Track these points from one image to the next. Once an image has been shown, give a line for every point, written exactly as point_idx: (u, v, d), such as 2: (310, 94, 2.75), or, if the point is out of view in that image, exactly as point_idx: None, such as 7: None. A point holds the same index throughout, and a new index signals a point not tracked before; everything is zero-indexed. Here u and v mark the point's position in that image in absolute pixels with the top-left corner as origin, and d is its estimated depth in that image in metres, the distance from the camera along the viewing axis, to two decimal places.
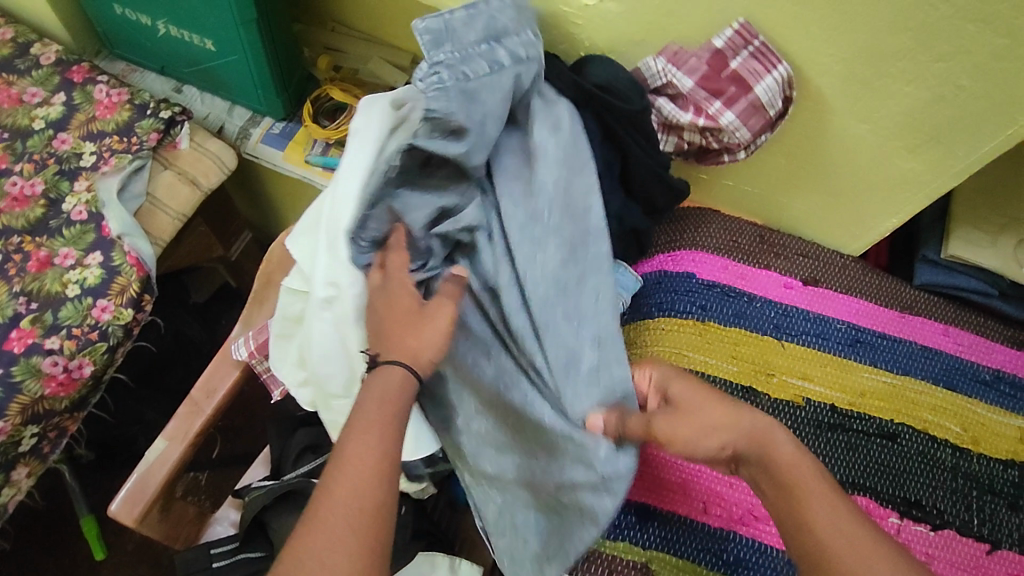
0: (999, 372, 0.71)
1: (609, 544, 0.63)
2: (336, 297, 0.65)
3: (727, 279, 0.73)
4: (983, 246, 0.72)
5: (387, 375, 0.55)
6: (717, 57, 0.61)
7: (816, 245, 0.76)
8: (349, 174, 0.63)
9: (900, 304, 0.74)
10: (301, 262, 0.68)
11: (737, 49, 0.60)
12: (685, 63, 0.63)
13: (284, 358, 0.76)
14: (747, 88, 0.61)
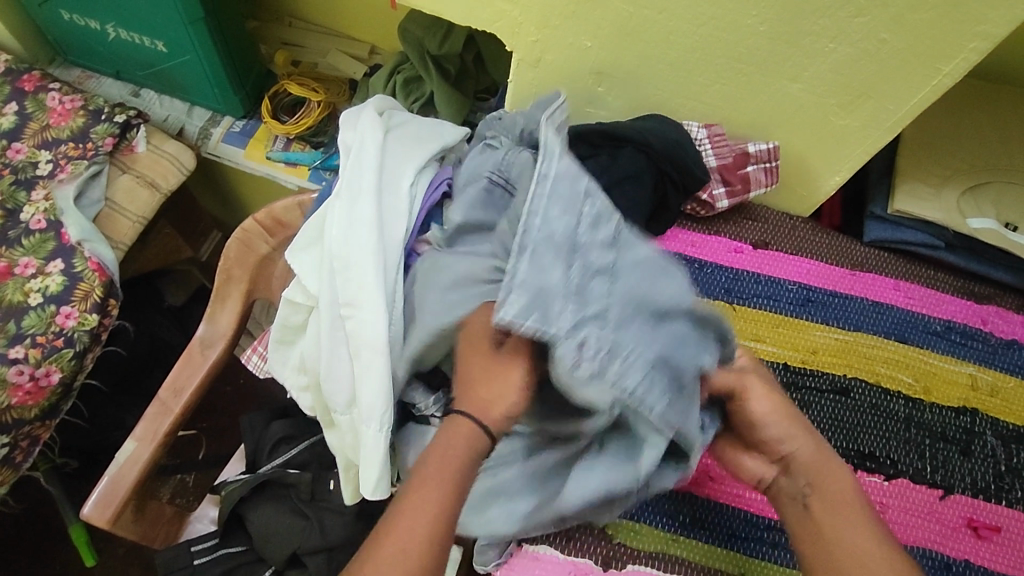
0: (949, 322, 0.73)
1: None
2: (344, 312, 0.64)
3: (678, 248, 0.73)
4: (928, 198, 0.72)
5: (458, 424, 0.56)
6: (741, 156, 0.69)
7: (765, 208, 0.76)
8: (354, 197, 0.64)
9: (850, 261, 0.75)
10: (304, 275, 0.67)
11: (759, 156, 0.69)
12: (720, 146, 0.69)
13: (285, 363, 0.75)
14: (746, 189, 0.70)
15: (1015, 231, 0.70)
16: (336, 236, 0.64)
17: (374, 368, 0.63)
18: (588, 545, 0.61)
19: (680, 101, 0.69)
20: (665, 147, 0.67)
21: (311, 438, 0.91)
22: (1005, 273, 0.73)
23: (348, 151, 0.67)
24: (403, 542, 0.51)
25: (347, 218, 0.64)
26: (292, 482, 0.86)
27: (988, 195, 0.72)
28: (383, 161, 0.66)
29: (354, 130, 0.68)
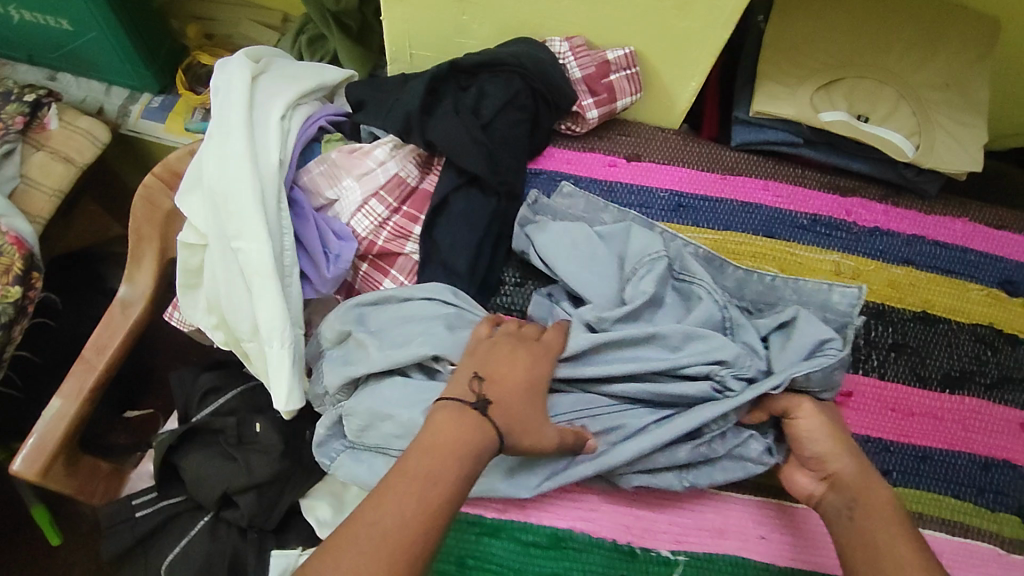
0: (815, 216, 0.77)
1: None
2: (234, 243, 0.67)
3: (554, 166, 0.76)
4: (785, 97, 0.74)
5: (467, 420, 0.54)
6: (603, 65, 0.71)
7: (637, 123, 0.80)
8: (226, 133, 0.67)
9: (721, 166, 0.79)
10: (194, 216, 0.70)
11: (619, 64, 0.72)
12: (581, 57, 0.72)
13: (193, 308, 0.78)
14: (613, 96, 0.73)
15: (866, 122, 0.74)
16: (215, 172, 0.67)
17: (268, 294, 0.67)
18: None
19: (536, 23, 0.72)
20: (530, 68, 0.68)
21: (239, 387, 0.96)
22: (863, 164, 0.78)
23: (217, 92, 0.69)
24: (382, 523, 0.48)
25: (223, 153, 0.67)
26: (219, 428, 0.91)
27: (842, 89, 0.75)
28: (252, 97, 0.69)
29: (223, 73, 0.71)
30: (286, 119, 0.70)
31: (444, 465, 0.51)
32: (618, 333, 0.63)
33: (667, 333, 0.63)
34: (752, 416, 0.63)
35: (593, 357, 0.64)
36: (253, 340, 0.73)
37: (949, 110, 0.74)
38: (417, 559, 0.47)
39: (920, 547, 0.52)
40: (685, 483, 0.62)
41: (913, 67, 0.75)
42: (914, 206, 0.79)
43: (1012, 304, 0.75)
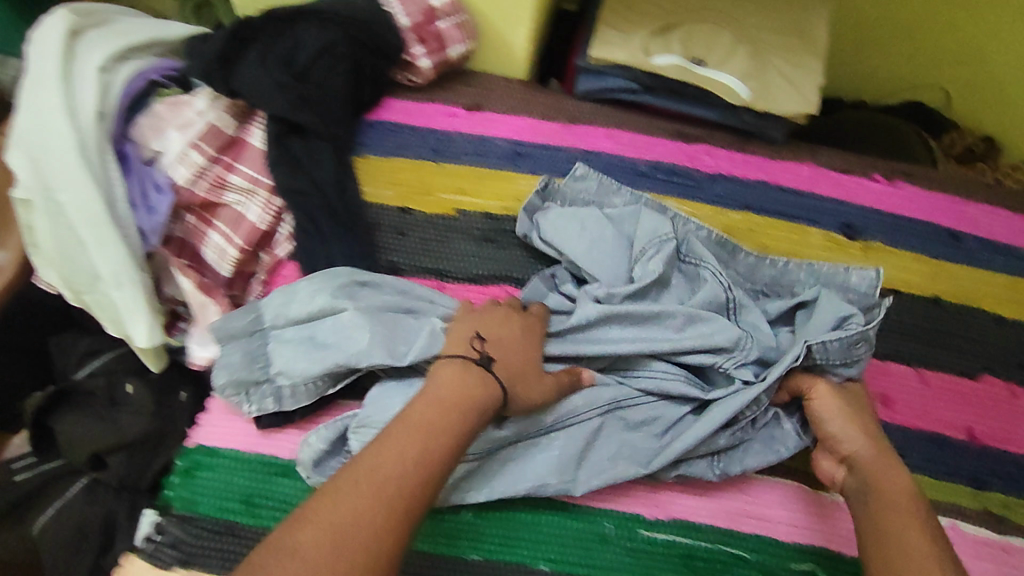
0: (655, 163, 0.76)
1: None
2: (56, 195, 0.67)
3: (391, 117, 0.76)
4: (618, 43, 0.74)
5: (465, 372, 0.56)
6: (428, 12, 0.73)
7: (482, 75, 0.80)
8: (41, 86, 0.66)
9: (565, 115, 0.78)
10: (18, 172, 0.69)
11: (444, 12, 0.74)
12: (407, 5, 0.73)
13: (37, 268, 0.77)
14: (444, 44, 0.74)
15: (701, 66, 0.73)
16: (30, 124, 0.66)
17: (103, 243, 0.67)
18: None
19: None
20: (351, 17, 0.70)
21: (115, 350, 0.97)
22: (706, 110, 0.77)
23: (32, 44, 0.68)
24: (381, 466, 0.48)
25: (39, 106, 0.66)
26: (91, 390, 0.93)
27: (679, 35, 0.74)
28: (70, 50, 0.69)
29: (37, 28, 0.70)
30: (107, 71, 0.70)
31: (443, 415, 0.53)
32: (625, 307, 0.65)
33: (665, 313, 0.65)
34: (777, 397, 0.66)
35: (581, 334, 0.66)
36: (95, 293, 0.73)
37: (784, 54, 0.74)
38: (410, 505, 0.47)
39: (919, 507, 0.54)
40: (719, 472, 0.63)
41: (750, 13, 0.76)
42: (761, 153, 0.78)
43: (854, 249, 0.75)
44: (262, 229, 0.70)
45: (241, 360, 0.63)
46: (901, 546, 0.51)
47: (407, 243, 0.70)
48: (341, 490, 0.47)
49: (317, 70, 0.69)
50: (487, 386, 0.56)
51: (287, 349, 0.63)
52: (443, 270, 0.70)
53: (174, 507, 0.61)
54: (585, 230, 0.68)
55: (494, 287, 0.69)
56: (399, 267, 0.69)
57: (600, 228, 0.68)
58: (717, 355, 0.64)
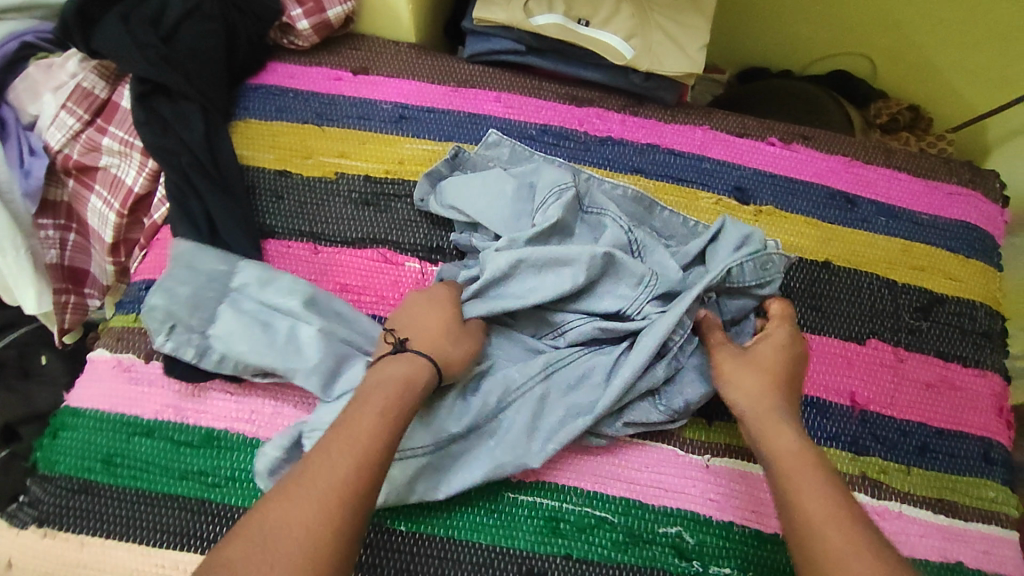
0: (545, 126, 0.75)
1: (122, 318, 0.64)
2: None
3: (275, 80, 0.75)
4: (498, 3, 0.72)
5: (396, 366, 0.54)
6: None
7: (368, 38, 0.78)
8: None
9: (454, 79, 0.77)
10: None
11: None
12: None
13: None
14: (322, 7, 0.73)
15: (585, 26, 0.72)
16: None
17: None
18: (134, 342, 0.62)
19: None
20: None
21: None
22: (596, 72, 0.75)
23: None
24: (324, 472, 0.45)
25: None
26: None
27: None
28: None
29: None
30: None
31: (385, 411, 0.50)
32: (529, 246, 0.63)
33: (576, 253, 0.62)
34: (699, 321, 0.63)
35: (490, 292, 0.63)
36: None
37: (670, 12, 0.72)
38: (357, 507, 0.45)
39: (827, 465, 0.50)
40: (663, 409, 0.61)
41: None
42: (653, 116, 0.77)
43: (742, 211, 0.73)
44: (137, 193, 0.69)
45: (188, 295, 0.59)
46: (817, 517, 0.46)
47: (283, 205, 0.69)
48: (278, 513, 0.43)
49: (186, 33, 0.69)
50: (420, 371, 0.54)
51: (237, 319, 0.59)
52: (318, 232, 0.68)
53: (34, 466, 0.59)
54: (477, 201, 0.67)
55: (370, 250, 0.68)
56: (273, 230, 0.68)
57: (498, 178, 0.68)
58: (632, 285, 0.63)
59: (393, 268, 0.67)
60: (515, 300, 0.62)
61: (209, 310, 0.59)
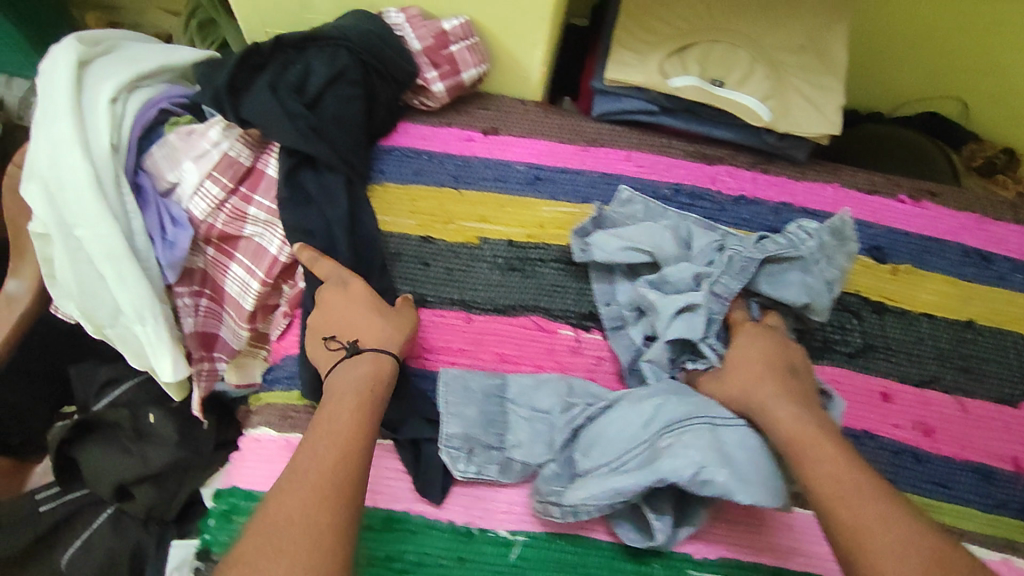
0: (678, 185, 0.75)
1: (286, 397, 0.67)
2: (75, 233, 0.66)
3: (408, 142, 0.75)
4: (633, 64, 0.71)
5: (358, 363, 0.58)
6: (440, 35, 0.71)
7: (497, 98, 0.78)
8: (52, 119, 0.64)
9: (583, 138, 0.77)
10: (32, 205, 0.67)
11: (457, 35, 0.71)
12: (418, 26, 0.71)
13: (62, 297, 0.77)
14: (456, 70, 0.73)
15: (721, 86, 0.71)
16: (44, 162, 0.64)
17: (124, 278, 0.67)
18: (302, 422, 0.64)
19: (404, 4, 0.72)
20: (364, 41, 0.68)
21: (137, 379, 0.97)
22: (729, 132, 0.75)
23: (40, 77, 0.67)
24: (304, 476, 0.49)
25: (50, 140, 0.64)
26: (113, 420, 0.92)
27: (696, 54, 0.72)
28: (80, 80, 0.67)
29: (49, 57, 0.68)
30: (118, 101, 0.68)
31: (346, 413, 0.54)
32: (666, 272, 0.66)
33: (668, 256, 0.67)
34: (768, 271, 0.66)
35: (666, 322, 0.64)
36: (117, 326, 0.73)
37: (806, 73, 0.71)
38: (336, 501, 0.49)
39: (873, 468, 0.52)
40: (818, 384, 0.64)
41: (765, 30, 0.73)
42: (782, 173, 0.77)
43: (881, 271, 0.74)
44: (283, 262, 0.69)
45: (477, 418, 0.63)
46: (858, 529, 0.47)
47: (432, 273, 0.69)
48: (275, 525, 0.47)
49: (331, 100, 0.68)
50: (376, 362, 0.58)
51: (527, 427, 0.63)
52: (468, 301, 0.69)
53: (216, 551, 0.60)
54: (635, 253, 0.67)
55: (523, 316, 0.68)
56: (426, 298, 0.69)
57: (614, 212, 0.71)
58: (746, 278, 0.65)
59: (547, 335, 0.68)
60: (688, 333, 0.63)
61: (500, 427, 0.63)
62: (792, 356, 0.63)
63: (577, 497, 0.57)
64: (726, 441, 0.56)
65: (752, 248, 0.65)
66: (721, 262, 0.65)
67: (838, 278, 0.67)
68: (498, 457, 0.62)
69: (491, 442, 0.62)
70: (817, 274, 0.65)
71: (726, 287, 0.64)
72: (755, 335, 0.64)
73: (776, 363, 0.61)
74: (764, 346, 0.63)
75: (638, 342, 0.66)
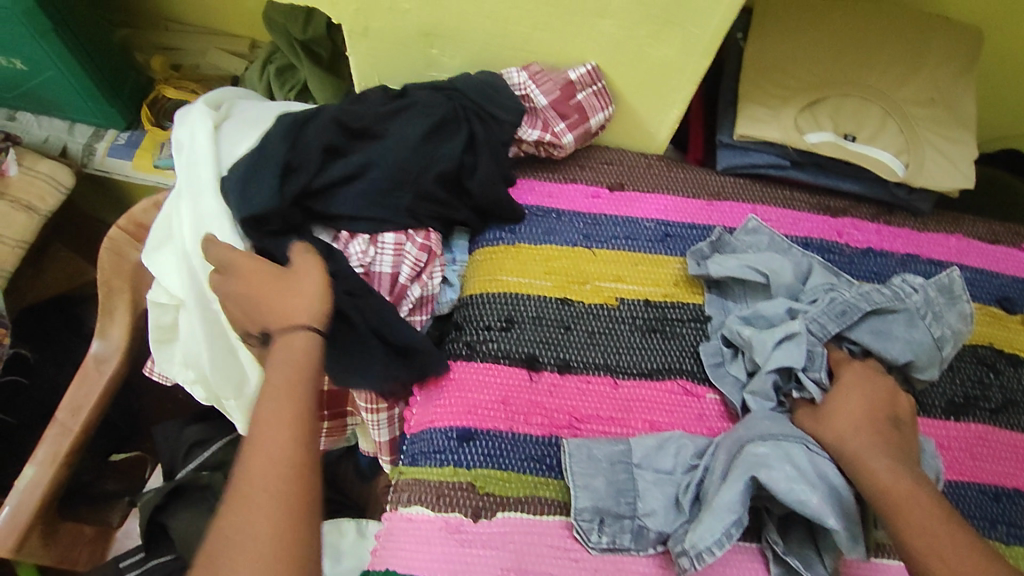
0: (806, 239, 0.74)
1: (436, 472, 0.62)
2: (213, 304, 0.65)
3: (535, 200, 0.74)
4: (768, 120, 0.72)
5: (289, 344, 0.53)
6: (567, 87, 0.68)
7: (619, 152, 0.77)
8: (196, 190, 0.65)
9: (708, 192, 0.76)
10: (164, 275, 0.68)
11: (585, 83, 0.68)
12: (542, 82, 0.68)
13: (171, 362, 0.75)
14: (585, 118, 0.70)
15: (853, 141, 0.71)
16: (187, 233, 0.65)
17: (260, 348, 0.66)
18: (457, 500, 0.61)
19: (532, 63, 0.69)
20: (478, 93, 0.68)
21: (225, 439, 0.93)
22: (856, 185, 0.75)
23: (182, 148, 0.68)
24: (261, 492, 0.45)
25: (195, 211, 0.65)
26: (206, 484, 0.88)
27: (826, 110, 0.72)
28: (218, 150, 0.67)
29: (185, 126, 0.69)
30: None
31: (290, 408, 0.49)
32: (761, 306, 0.66)
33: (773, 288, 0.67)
34: (871, 310, 0.65)
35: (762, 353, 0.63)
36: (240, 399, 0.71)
37: (937, 127, 0.72)
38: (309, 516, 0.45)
39: None
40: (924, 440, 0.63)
41: (896, 84, 0.72)
42: (906, 225, 0.76)
43: (1012, 322, 0.73)
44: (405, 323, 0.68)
45: (606, 488, 0.60)
46: None
47: (573, 337, 0.67)
48: (239, 550, 0.43)
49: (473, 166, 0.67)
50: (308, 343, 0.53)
51: (659, 493, 0.60)
52: (612, 365, 0.67)
53: None
54: (749, 270, 0.68)
55: (668, 380, 0.67)
56: (570, 364, 0.67)
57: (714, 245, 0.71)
58: (844, 317, 0.64)
59: (694, 400, 0.66)
60: (791, 361, 0.62)
61: (631, 496, 0.60)
62: (897, 407, 0.61)
63: (699, 532, 0.55)
64: (806, 454, 0.57)
65: (855, 294, 0.65)
66: (821, 302, 0.65)
67: (949, 337, 0.64)
68: (631, 525, 0.59)
69: (624, 511, 0.59)
70: (923, 328, 0.63)
71: (822, 327, 0.64)
72: (863, 374, 0.62)
73: (877, 413, 0.59)
74: (867, 389, 0.61)
75: (741, 378, 0.66)
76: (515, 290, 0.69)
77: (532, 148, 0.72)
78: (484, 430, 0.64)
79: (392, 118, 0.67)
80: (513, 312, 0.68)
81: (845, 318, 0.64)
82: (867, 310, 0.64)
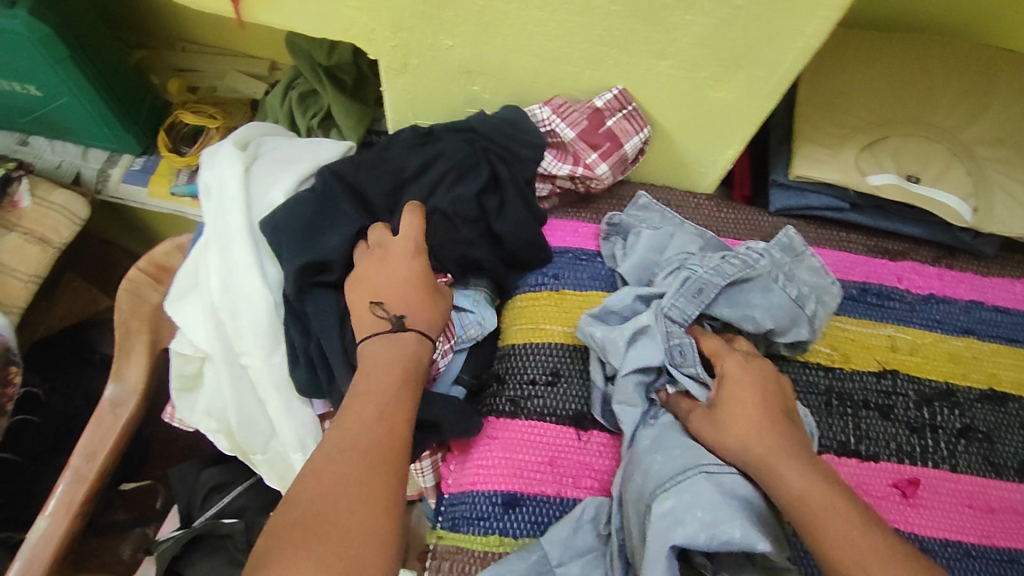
0: (865, 284, 0.70)
1: (481, 541, 0.59)
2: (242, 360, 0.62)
3: (578, 243, 0.70)
4: (827, 160, 0.68)
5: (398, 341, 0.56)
6: (595, 115, 0.64)
7: (666, 190, 0.73)
8: (224, 238, 0.62)
9: (760, 234, 0.72)
10: (189, 326, 0.65)
11: (611, 108, 0.63)
12: (568, 115, 0.64)
13: (193, 411, 0.71)
14: (619, 145, 0.65)
15: (918, 182, 0.67)
16: (216, 286, 0.62)
17: (291, 405, 0.63)
18: None
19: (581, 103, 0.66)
20: (499, 134, 0.64)
21: (244, 484, 0.89)
22: (916, 227, 0.71)
23: (211, 192, 0.64)
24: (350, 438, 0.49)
25: (223, 261, 0.62)
26: (225, 533, 0.83)
27: (887, 149, 0.68)
28: (248, 193, 0.64)
29: (211, 167, 0.66)
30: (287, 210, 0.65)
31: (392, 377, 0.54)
32: (610, 303, 0.63)
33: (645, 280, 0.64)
34: (727, 281, 0.61)
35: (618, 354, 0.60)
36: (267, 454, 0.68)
37: (1006, 168, 0.68)
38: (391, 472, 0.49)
39: None
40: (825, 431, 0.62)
41: (961, 122, 0.69)
42: (969, 269, 0.72)
43: None
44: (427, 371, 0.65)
45: None
46: None
47: None
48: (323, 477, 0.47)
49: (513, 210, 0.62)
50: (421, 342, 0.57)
51: None
52: None
53: None
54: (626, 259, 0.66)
55: None
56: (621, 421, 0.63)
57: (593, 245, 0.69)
58: (699, 292, 0.61)
59: None
60: (647, 360, 0.59)
61: None
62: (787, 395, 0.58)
63: None
64: (697, 485, 0.52)
65: (708, 268, 0.62)
66: (675, 282, 0.62)
67: (808, 293, 0.63)
68: None
69: None
70: (780, 291, 0.62)
71: (681, 311, 0.61)
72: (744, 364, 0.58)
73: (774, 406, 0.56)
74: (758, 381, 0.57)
75: (603, 385, 0.62)
76: (562, 340, 0.65)
77: (565, 183, 0.68)
78: (531, 495, 0.60)
79: (431, 161, 0.63)
80: (559, 365, 0.64)
81: (698, 295, 0.61)
82: (723, 283, 0.61)
